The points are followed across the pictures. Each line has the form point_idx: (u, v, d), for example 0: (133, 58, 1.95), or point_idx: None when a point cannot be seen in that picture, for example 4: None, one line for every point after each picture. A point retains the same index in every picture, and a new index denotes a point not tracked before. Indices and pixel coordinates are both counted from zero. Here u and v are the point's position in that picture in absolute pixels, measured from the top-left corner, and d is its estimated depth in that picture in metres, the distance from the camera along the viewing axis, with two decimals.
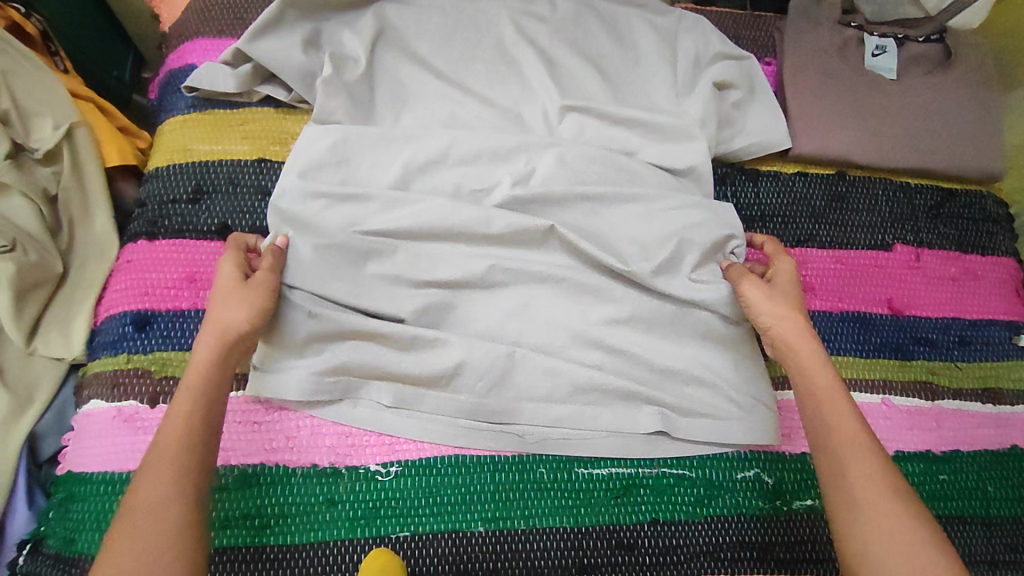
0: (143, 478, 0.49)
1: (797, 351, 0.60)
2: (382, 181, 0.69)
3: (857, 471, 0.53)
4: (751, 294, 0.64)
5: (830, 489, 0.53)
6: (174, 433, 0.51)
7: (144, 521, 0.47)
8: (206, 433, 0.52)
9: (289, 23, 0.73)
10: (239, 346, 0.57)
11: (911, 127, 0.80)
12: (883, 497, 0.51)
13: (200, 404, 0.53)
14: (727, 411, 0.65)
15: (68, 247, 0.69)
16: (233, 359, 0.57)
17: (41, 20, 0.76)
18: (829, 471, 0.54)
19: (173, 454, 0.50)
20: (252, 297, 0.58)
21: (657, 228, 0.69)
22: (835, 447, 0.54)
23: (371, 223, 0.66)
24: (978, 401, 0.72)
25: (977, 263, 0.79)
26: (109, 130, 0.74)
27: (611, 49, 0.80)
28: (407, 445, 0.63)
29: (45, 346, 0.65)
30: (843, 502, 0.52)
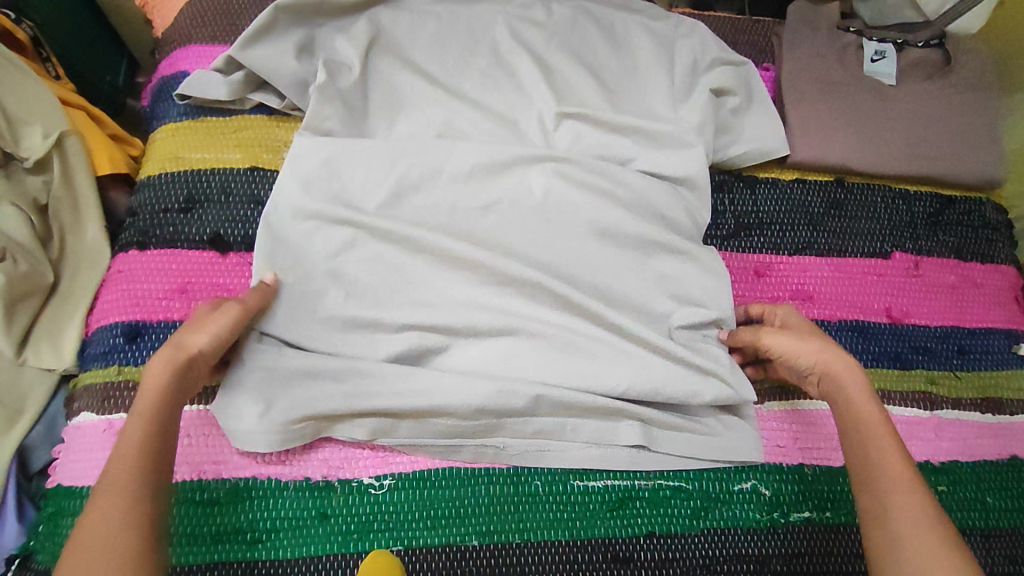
0: (91, 510, 0.46)
1: (846, 390, 0.60)
2: (373, 199, 0.69)
3: (902, 511, 0.51)
4: (779, 343, 0.64)
5: (872, 529, 0.52)
6: (125, 462, 0.49)
7: (85, 555, 0.44)
8: (157, 462, 0.50)
9: (282, 30, 0.72)
10: (189, 371, 0.56)
11: (910, 134, 0.80)
12: (930, 540, 0.49)
13: (150, 432, 0.51)
14: (712, 428, 0.66)
15: (58, 257, 0.68)
16: (183, 386, 0.55)
17: (32, 27, 0.75)
18: (872, 510, 0.53)
19: (122, 483, 0.47)
20: (211, 321, 0.58)
21: (633, 285, 0.69)
22: (878, 485, 0.54)
23: (359, 250, 0.67)
24: (977, 411, 0.72)
25: (976, 272, 0.78)
26: (99, 137, 0.73)
27: (607, 55, 0.80)
28: (400, 458, 0.63)
29: (35, 358, 0.65)
30: (889, 543, 0.51)
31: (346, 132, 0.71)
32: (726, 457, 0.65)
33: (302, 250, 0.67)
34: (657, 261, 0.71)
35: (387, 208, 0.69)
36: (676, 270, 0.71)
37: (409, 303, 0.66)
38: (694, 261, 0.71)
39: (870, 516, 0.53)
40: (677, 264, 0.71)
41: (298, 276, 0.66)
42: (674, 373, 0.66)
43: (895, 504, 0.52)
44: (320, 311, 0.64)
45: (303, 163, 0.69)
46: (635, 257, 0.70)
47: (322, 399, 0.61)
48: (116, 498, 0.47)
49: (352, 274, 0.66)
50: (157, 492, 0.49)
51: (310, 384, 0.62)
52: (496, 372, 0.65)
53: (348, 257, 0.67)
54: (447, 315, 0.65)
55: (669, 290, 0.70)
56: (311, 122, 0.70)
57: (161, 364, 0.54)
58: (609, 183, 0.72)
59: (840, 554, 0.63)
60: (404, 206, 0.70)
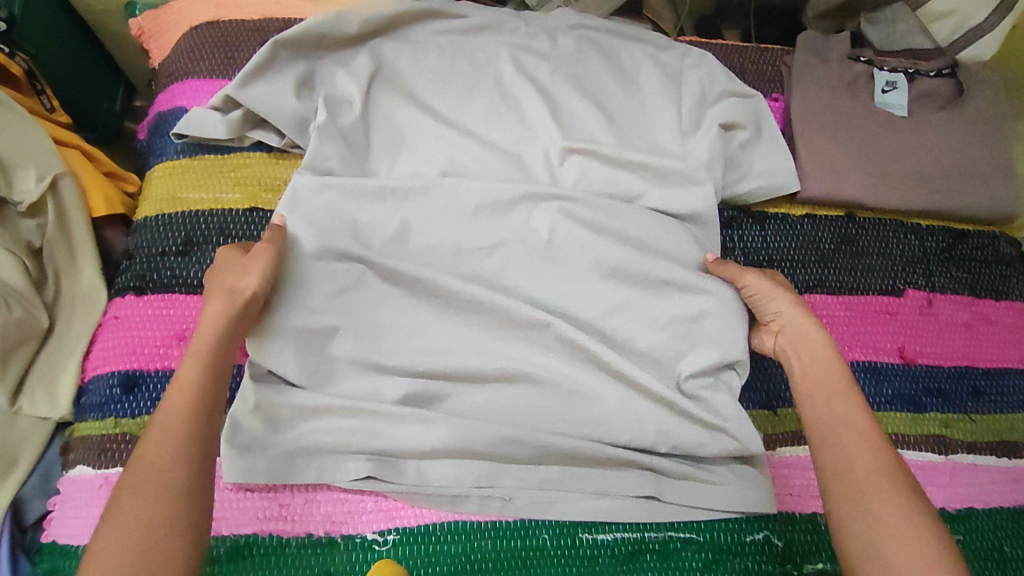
0: (152, 437, 0.50)
1: (812, 341, 0.63)
2: (378, 237, 0.67)
3: (858, 460, 0.54)
4: (754, 284, 0.68)
5: (828, 475, 0.55)
6: (184, 396, 0.52)
7: (147, 476, 0.47)
8: (215, 400, 0.53)
9: (281, 65, 0.70)
10: (246, 315, 0.59)
11: (923, 168, 0.78)
12: (879, 487, 0.52)
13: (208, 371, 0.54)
14: (723, 479, 0.65)
15: (53, 301, 0.66)
16: (240, 331, 0.58)
17: (26, 59, 0.73)
18: (829, 458, 0.56)
19: (183, 415, 0.51)
20: (256, 263, 0.60)
21: (645, 321, 0.68)
22: (834, 435, 0.57)
23: (366, 295, 0.66)
24: (991, 454, 0.71)
25: (991, 309, 0.77)
26: (94, 175, 0.71)
27: (613, 86, 0.78)
28: (405, 511, 0.61)
29: (30, 405, 0.63)
30: (845, 487, 0.53)
31: (349, 171, 0.70)
32: (739, 507, 0.64)
33: (305, 297, 0.64)
34: (675, 304, 0.68)
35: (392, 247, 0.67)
36: (696, 316, 0.68)
37: (415, 350, 0.64)
38: (712, 302, 0.68)
39: (824, 462, 0.56)
40: (696, 311, 0.68)
41: (300, 320, 0.64)
42: (680, 420, 0.65)
43: (854, 453, 0.55)
44: (325, 356, 0.64)
45: (308, 207, 0.67)
46: (649, 302, 0.68)
47: (333, 445, 0.61)
48: (175, 429, 0.50)
49: (357, 319, 0.65)
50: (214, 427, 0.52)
51: (316, 435, 0.61)
52: (503, 421, 0.63)
53: (354, 302, 0.66)
54: (454, 359, 0.64)
55: (683, 336, 0.68)
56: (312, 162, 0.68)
57: (219, 306, 0.57)
58: (617, 219, 0.71)
59: None
60: (409, 246, 0.68)
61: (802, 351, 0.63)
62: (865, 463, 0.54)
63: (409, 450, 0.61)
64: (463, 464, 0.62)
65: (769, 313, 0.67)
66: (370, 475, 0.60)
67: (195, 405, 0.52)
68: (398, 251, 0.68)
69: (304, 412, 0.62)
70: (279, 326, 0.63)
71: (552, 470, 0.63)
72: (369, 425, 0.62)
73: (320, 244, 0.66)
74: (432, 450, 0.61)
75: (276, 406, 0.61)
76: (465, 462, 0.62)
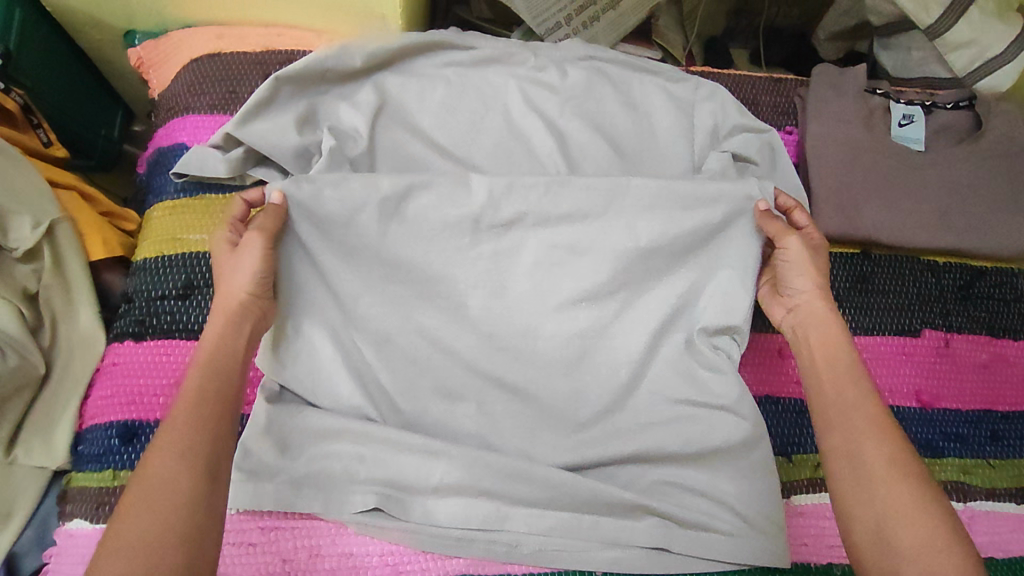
0: (157, 440, 0.47)
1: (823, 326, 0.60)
2: (383, 271, 0.65)
3: (872, 449, 0.51)
4: (791, 250, 0.63)
5: (839, 464, 0.52)
6: (189, 397, 0.50)
7: (153, 482, 0.45)
8: (220, 397, 0.50)
9: (284, 101, 0.69)
10: (245, 315, 0.57)
11: (941, 203, 0.76)
12: (896, 478, 0.49)
13: (211, 370, 0.52)
14: (739, 529, 0.62)
15: (49, 346, 0.64)
16: (242, 334, 0.56)
17: (21, 94, 0.71)
18: (842, 448, 0.52)
19: (185, 416, 0.48)
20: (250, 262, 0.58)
21: (642, 314, 0.66)
22: (848, 422, 0.53)
23: (370, 340, 0.64)
24: (1010, 501, 0.69)
25: (1009, 349, 0.76)
26: (90, 214, 0.69)
27: (623, 119, 0.76)
28: (412, 564, 0.60)
29: (25, 455, 0.61)
30: (861, 479, 0.50)
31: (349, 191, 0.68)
32: (753, 561, 0.62)
33: (314, 344, 0.64)
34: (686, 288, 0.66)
35: (397, 283, 0.65)
36: (708, 297, 0.67)
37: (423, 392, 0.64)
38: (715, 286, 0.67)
39: (834, 452, 0.53)
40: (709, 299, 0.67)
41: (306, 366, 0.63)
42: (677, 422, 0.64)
43: (868, 439, 0.52)
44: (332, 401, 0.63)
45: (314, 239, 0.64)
46: (657, 290, 0.66)
47: (340, 498, 0.59)
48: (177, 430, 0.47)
49: (364, 364, 0.64)
50: (223, 428, 0.49)
51: (322, 487, 0.60)
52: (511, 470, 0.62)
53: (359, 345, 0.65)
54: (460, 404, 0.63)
55: None
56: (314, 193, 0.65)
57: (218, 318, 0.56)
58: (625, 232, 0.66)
59: None
60: (412, 273, 0.65)
61: (815, 334, 0.60)
62: (876, 450, 0.51)
63: (420, 485, 0.60)
64: (474, 511, 0.59)
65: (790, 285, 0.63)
66: (378, 507, 0.59)
67: (198, 404, 0.49)
68: (403, 289, 0.65)
69: (309, 463, 0.60)
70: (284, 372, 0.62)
71: (558, 516, 0.60)
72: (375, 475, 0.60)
73: (327, 288, 0.65)
74: (440, 488, 0.60)
75: (285, 447, 0.61)
76: (477, 505, 0.60)
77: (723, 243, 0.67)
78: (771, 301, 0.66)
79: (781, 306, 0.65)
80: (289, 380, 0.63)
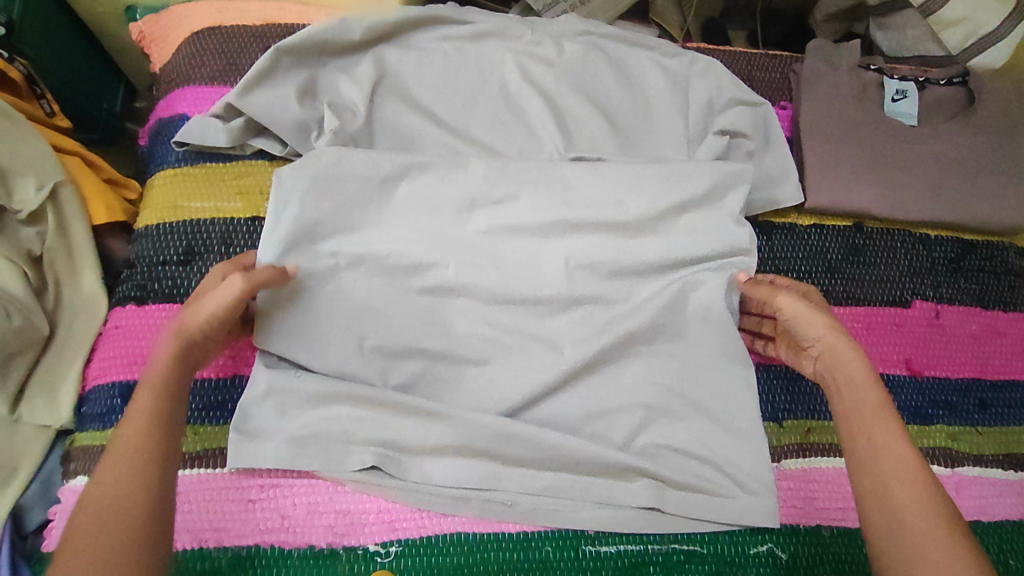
0: (103, 472, 0.47)
1: (846, 371, 0.59)
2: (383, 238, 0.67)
3: (903, 500, 0.51)
4: (791, 308, 0.63)
5: (870, 511, 0.52)
6: (139, 424, 0.50)
7: (102, 514, 0.45)
8: (167, 430, 0.50)
9: (285, 72, 0.70)
10: (190, 351, 0.56)
11: (932, 177, 0.77)
12: (929, 523, 0.49)
13: (164, 398, 0.52)
14: (729, 491, 0.64)
15: (53, 309, 0.66)
16: (189, 364, 0.55)
17: (25, 64, 0.73)
18: (879, 507, 0.52)
19: (134, 445, 0.48)
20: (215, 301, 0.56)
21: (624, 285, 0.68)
22: (882, 473, 0.53)
23: (368, 303, 0.65)
24: (998, 467, 0.71)
25: (999, 320, 0.77)
26: (94, 181, 0.71)
27: (619, 93, 0.77)
28: (407, 522, 0.61)
29: (31, 413, 0.63)
30: (894, 530, 0.50)
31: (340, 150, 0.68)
32: (742, 522, 0.63)
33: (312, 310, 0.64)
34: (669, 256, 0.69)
35: (395, 250, 0.67)
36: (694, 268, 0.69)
37: (419, 354, 0.65)
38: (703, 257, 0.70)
39: (872, 505, 0.52)
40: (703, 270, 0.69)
41: (304, 326, 0.64)
42: (668, 388, 0.66)
43: (897, 487, 0.52)
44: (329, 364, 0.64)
45: (317, 209, 0.66)
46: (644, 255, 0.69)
47: (339, 456, 0.61)
48: (124, 461, 0.47)
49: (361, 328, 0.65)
50: (172, 459, 0.50)
51: (322, 446, 0.61)
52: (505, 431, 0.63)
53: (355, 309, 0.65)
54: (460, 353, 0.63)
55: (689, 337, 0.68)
56: (309, 165, 0.66)
57: (167, 345, 0.55)
58: (608, 211, 0.69)
59: None
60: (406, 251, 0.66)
61: (842, 381, 0.59)
62: (909, 495, 0.51)
63: (416, 446, 0.61)
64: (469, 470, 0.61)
65: (805, 339, 0.63)
66: (376, 465, 0.61)
67: (150, 434, 0.49)
68: (401, 257, 0.66)
69: (307, 423, 0.62)
70: (285, 332, 0.63)
71: (548, 475, 0.62)
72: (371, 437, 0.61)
73: (326, 254, 0.66)
74: (437, 447, 0.61)
75: (287, 404, 0.62)
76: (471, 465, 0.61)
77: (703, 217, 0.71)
78: (800, 358, 0.66)
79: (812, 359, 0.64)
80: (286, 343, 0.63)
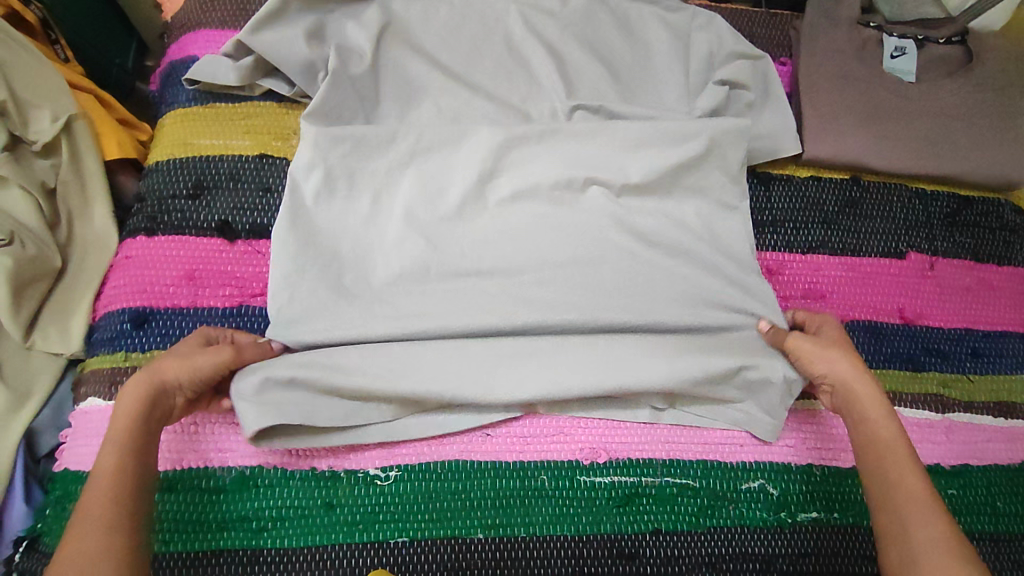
0: (70, 537, 0.46)
1: (859, 406, 0.60)
2: (398, 204, 0.68)
3: (920, 528, 0.51)
4: (801, 345, 0.63)
5: (888, 546, 0.52)
6: (104, 486, 0.49)
7: None
8: (136, 487, 0.50)
9: (293, 15, 0.71)
10: (161, 398, 0.54)
11: (931, 131, 0.78)
12: (948, 556, 0.49)
13: (129, 455, 0.51)
14: (736, 397, 0.66)
15: (66, 241, 0.67)
16: (159, 412, 0.54)
17: (40, 8, 0.75)
18: (896, 542, 0.52)
19: (103, 510, 0.48)
20: (200, 359, 0.56)
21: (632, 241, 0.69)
22: (896, 500, 0.54)
23: (385, 267, 0.66)
24: (989, 414, 0.72)
25: (993, 273, 0.78)
26: (107, 121, 0.73)
27: (621, 44, 0.78)
28: (407, 449, 0.62)
29: (43, 340, 0.64)
30: (909, 566, 0.50)
31: (349, 98, 0.70)
32: (740, 421, 0.66)
33: (333, 299, 0.63)
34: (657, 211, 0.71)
35: (410, 220, 0.67)
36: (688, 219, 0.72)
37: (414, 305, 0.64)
38: (698, 208, 0.72)
39: (890, 542, 0.52)
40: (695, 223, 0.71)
41: (324, 291, 0.64)
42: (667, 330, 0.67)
43: (914, 522, 0.52)
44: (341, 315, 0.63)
45: (331, 203, 0.67)
46: (639, 204, 0.71)
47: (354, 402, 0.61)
48: (95, 526, 0.46)
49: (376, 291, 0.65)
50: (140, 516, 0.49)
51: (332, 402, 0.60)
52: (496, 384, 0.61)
53: (372, 267, 0.66)
54: (480, 315, 0.63)
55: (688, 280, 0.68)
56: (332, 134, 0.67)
57: (134, 395, 0.53)
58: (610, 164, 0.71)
59: (847, 554, 0.64)
60: (420, 213, 0.68)
61: (855, 413, 0.60)
62: (927, 531, 0.51)
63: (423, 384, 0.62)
64: (486, 385, 0.61)
65: (817, 375, 0.63)
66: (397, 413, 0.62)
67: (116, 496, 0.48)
68: (421, 215, 0.68)
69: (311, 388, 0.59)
70: (296, 296, 0.63)
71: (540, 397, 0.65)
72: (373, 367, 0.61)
73: (344, 219, 0.67)
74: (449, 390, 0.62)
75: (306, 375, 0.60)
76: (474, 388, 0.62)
77: (699, 165, 0.72)
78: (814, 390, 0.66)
79: (828, 395, 0.64)
80: (306, 330, 0.62)
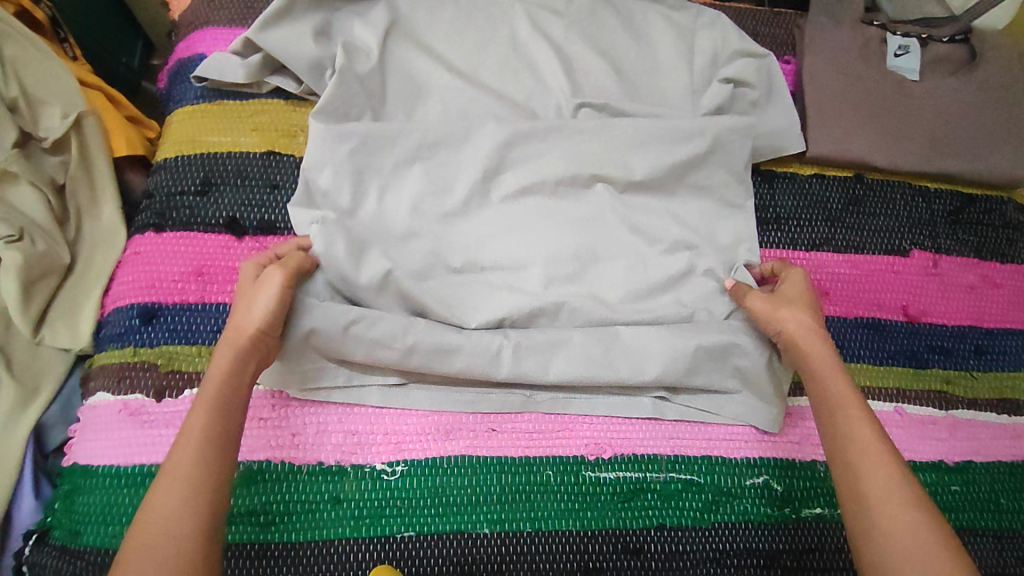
0: (153, 497, 0.47)
1: (806, 354, 0.59)
2: (410, 197, 0.68)
3: (869, 472, 0.50)
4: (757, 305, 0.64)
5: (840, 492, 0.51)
6: (192, 442, 0.49)
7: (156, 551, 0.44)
8: (228, 445, 0.50)
9: (301, 13, 0.72)
10: (255, 351, 0.56)
11: (934, 130, 0.78)
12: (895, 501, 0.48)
13: (218, 413, 0.51)
14: (733, 388, 0.67)
15: (74, 238, 0.68)
16: (252, 368, 0.55)
17: (50, 6, 0.76)
18: (846, 487, 0.51)
19: (190, 471, 0.48)
20: (262, 291, 0.57)
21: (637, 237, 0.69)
22: (842, 446, 0.53)
23: (402, 258, 0.66)
24: (993, 411, 0.72)
25: (996, 271, 0.78)
26: (116, 119, 0.74)
27: (625, 43, 0.78)
28: (413, 445, 0.63)
29: (51, 336, 0.65)
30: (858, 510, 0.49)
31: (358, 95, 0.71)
32: (740, 417, 0.67)
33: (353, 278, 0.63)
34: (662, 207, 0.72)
35: (425, 214, 0.68)
36: (692, 215, 0.72)
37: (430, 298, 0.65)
38: (701, 204, 0.73)
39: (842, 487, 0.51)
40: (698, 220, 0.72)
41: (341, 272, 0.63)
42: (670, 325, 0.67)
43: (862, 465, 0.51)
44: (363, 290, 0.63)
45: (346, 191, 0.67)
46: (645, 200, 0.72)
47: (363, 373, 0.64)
48: (179, 488, 0.47)
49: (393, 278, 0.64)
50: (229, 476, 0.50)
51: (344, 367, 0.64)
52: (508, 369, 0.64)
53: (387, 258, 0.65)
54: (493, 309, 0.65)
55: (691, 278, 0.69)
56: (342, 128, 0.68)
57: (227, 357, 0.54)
58: (614, 160, 0.71)
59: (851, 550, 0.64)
60: (435, 207, 0.68)
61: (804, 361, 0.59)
62: (876, 475, 0.50)
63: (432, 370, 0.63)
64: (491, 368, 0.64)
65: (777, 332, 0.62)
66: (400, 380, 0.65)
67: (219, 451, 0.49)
68: (432, 207, 0.68)
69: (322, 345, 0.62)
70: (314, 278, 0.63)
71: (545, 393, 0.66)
72: (382, 352, 0.62)
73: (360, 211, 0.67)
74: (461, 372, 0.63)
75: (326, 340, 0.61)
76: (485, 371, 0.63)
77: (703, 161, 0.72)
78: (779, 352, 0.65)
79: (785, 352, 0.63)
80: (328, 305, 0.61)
